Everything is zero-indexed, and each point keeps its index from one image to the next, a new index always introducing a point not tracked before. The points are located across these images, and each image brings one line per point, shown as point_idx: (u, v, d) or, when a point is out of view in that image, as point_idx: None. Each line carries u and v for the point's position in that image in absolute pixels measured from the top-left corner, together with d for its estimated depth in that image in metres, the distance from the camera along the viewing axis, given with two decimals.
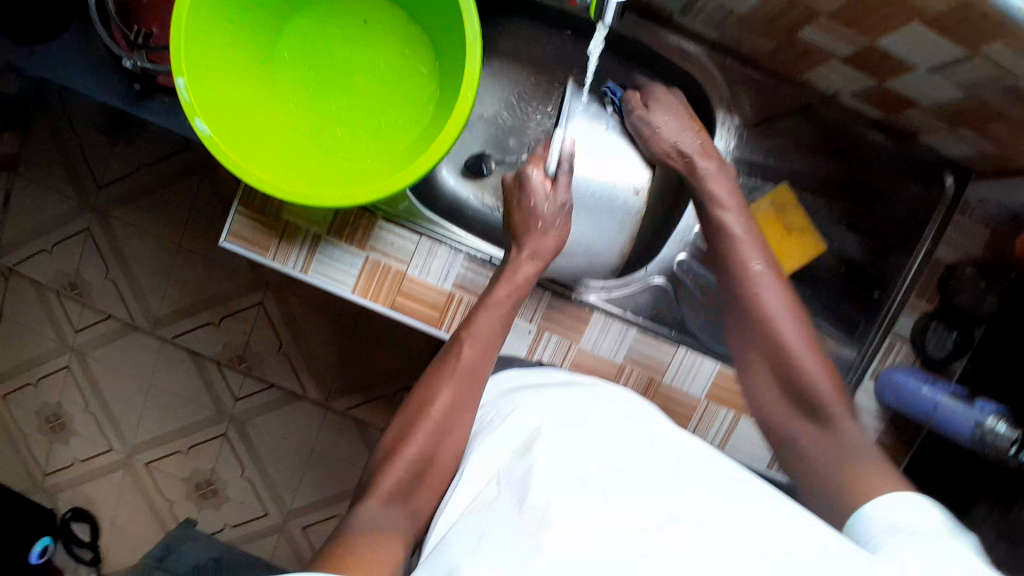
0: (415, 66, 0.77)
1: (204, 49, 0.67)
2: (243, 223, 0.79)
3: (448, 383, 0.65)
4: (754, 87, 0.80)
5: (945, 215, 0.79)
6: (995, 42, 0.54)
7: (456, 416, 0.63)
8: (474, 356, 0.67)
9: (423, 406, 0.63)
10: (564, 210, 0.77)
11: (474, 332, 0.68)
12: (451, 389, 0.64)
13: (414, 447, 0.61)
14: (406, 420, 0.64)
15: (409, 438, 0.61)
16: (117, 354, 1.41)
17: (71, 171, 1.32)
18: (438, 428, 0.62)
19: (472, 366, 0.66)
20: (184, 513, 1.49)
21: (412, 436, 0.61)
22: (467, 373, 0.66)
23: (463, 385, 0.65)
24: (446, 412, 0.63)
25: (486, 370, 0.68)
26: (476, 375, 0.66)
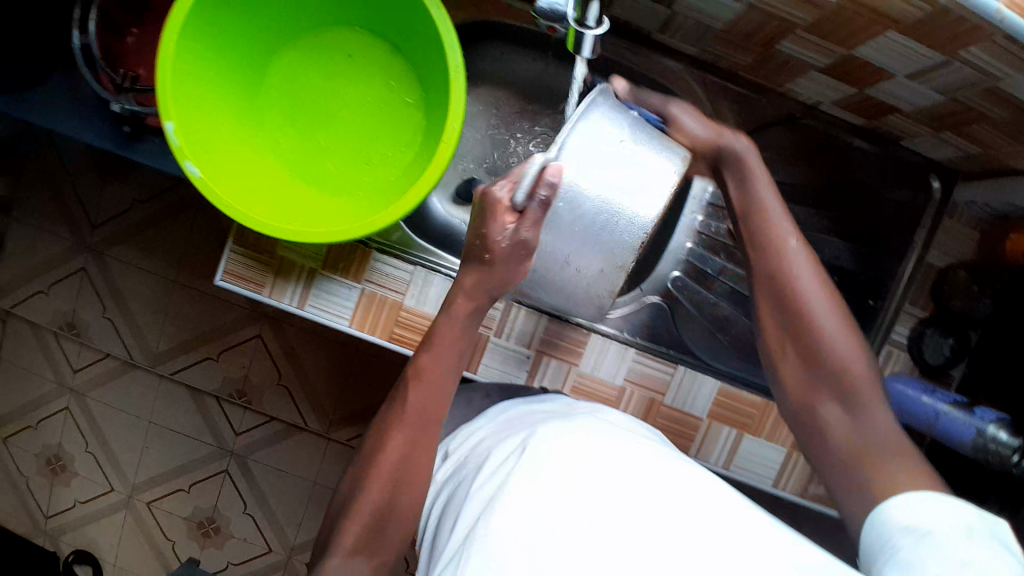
0: (400, 97, 0.78)
1: (189, 91, 0.68)
2: (238, 261, 0.78)
3: (395, 431, 0.61)
4: (736, 100, 0.80)
5: (935, 218, 0.79)
6: (971, 47, 0.55)
7: (414, 458, 0.61)
8: (423, 398, 0.63)
9: (373, 454, 0.60)
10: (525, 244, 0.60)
11: (420, 371, 0.64)
12: (403, 433, 0.61)
13: (370, 498, 0.58)
14: (363, 464, 0.61)
15: (364, 485, 0.59)
16: (116, 393, 1.41)
17: (66, 212, 1.34)
18: (391, 478, 0.59)
19: (421, 403, 0.63)
20: (187, 552, 1.47)
21: (365, 489, 0.59)
22: (416, 416, 0.62)
23: (414, 428, 0.62)
24: (404, 456, 0.60)
25: (439, 409, 0.64)
26: (427, 416, 0.63)
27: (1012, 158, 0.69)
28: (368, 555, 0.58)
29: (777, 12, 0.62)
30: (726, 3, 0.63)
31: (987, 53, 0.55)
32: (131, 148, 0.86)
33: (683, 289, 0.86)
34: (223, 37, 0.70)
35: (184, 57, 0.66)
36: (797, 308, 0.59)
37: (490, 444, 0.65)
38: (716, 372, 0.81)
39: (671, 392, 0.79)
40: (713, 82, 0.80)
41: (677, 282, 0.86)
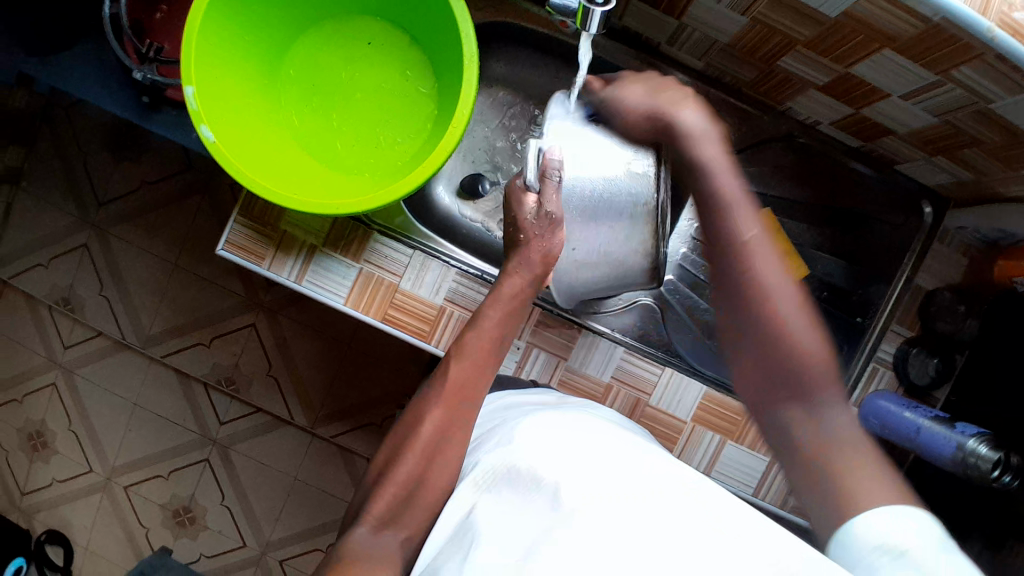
0: (414, 86, 0.80)
1: (211, 61, 0.70)
2: (242, 232, 0.80)
3: (437, 406, 0.63)
4: (737, 115, 0.83)
5: (923, 245, 0.82)
6: (962, 67, 0.58)
7: (451, 433, 0.63)
8: (462, 375, 0.66)
9: (412, 432, 0.62)
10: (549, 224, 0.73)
11: (461, 351, 0.67)
12: (442, 408, 0.63)
13: (403, 469, 0.60)
14: (398, 442, 0.63)
15: (401, 463, 0.61)
16: (105, 372, 1.41)
17: (74, 189, 1.36)
18: (427, 451, 0.61)
19: (462, 382, 0.65)
20: (159, 541, 1.45)
21: (403, 458, 0.61)
22: (455, 390, 0.65)
23: (453, 405, 0.64)
24: (435, 436, 0.62)
25: (476, 388, 0.66)
26: (465, 391, 0.65)
27: (999, 184, 0.71)
28: (395, 528, 0.57)
29: (779, 27, 0.65)
30: (733, 16, 0.66)
31: (977, 73, 0.58)
32: (149, 118, 0.89)
33: (677, 297, 0.90)
34: (250, 15, 0.73)
35: (211, 29, 0.69)
36: (775, 333, 0.54)
37: (486, 436, 0.64)
38: (703, 376, 0.83)
39: (657, 393, 0.81)
40: (716, 96, 0.82)
41: (671, 288, 0.90)
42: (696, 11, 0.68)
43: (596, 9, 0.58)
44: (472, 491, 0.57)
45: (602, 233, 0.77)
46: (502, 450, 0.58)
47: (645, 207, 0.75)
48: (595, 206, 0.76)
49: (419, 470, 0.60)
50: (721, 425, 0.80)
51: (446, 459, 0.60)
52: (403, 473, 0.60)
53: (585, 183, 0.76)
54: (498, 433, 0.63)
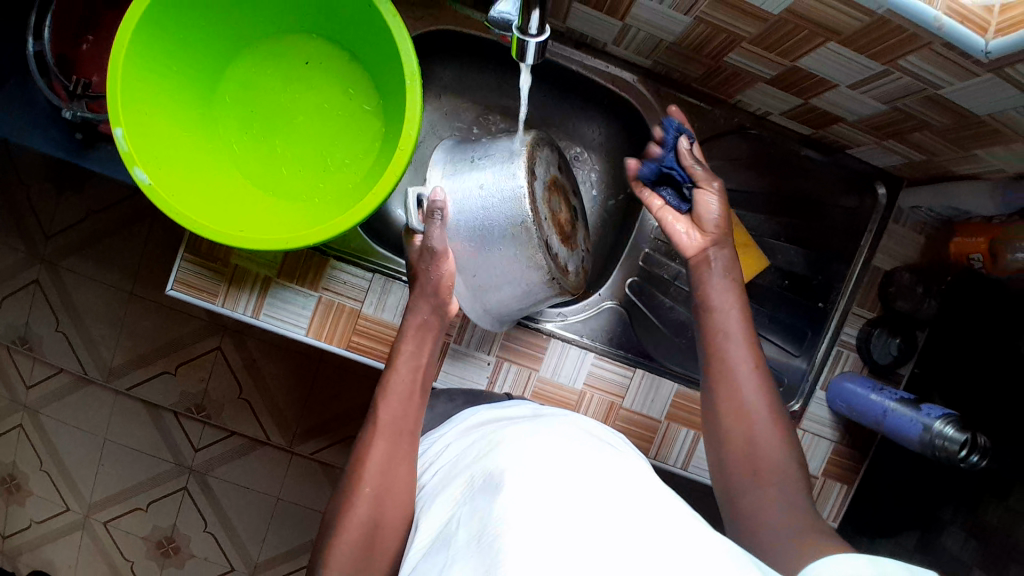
0: (358, 105, 0.78)
1: (139, 97, 0.67)
2: (191, 270, 0.77)
3: (376, 441, 0.63)
4: (690, 110, 0.82)
5: (881, 224, 0.82)
6: (910, 56, 0.58)
7: (395, 467, 0.62)
8: (395, 413, 0.65)
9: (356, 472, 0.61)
10: (479, 265, 0.70)
11: (392, 384, 0.67)
12: (381, 445, 0.63)
13: (358, 515, 0.58)
14: (343, 489, 0.61)
15: (349, 509, 0.59)
16: (71, 409, 1.37)
17: (18, 223, 1.30)
18: (378, 491, 0.59)
19: (399, 413, 0.66)
20: (145, 573, 1.43)
21: (354, 503, 0.59)
22: (393, 429, 0.64)
23: (393, 441, 0.64)
24: (382, 469, 0.61)
25: (411, 422, 0.66)
26: (401, 430, 0.65)
27: (952, 164, 0.72)
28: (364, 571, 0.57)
29: (725, 24, 0.64)
30: (677, 16, 0.65)
31: (924, 62, 0.58)
32: (83, 155, 0.85)
33: (639, 295, 0.86)
34: (175, 45, 0.69)
35: (134, 65, 0.66)
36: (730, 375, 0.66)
37: (461, 451, 0.63)
38: (672, 373, 0.83)
39: (629, 396, 0.81)
40: (667, 92, 0.81)
41: (633, 288, 0.87)
42: (640, 12, 0.67)
43: (532, 40, 0.57)
44: (447, 507, 0.56)
45: (490, 263, 0.69)
46: (479, 463, 0.57)
47: (524, 221, 0.67)
48: (478, 228, 0.68)
49: (372, 510, 0.59)
50: (693, 421, 0.81)
51: (399, 490, 0.61)
52: (356, 516, 0.58)
53: (472, 203, 0.68)
54: (472, 447, 0.62)
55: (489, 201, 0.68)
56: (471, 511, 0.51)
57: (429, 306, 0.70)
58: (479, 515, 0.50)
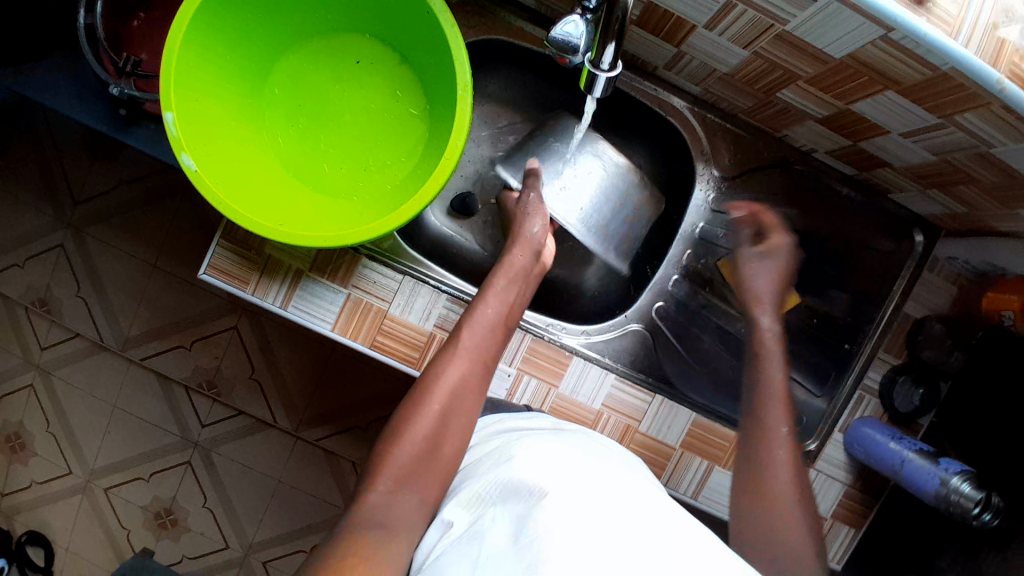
0: (405, 108, 0.78)
1: (192, 84, 0.67)
2: (225, 256, 0.78)
3: (452, 364, 0.67)
4: (734, 140, 0.81)
5: (914, 271, 0.82)
6: (968, 113, 0.57)
7: (461, 398, 0.66)
8: (474, 342, 0.69)
9: (428, 389, 0.65)
10: (595, 210, 0.83)
11: (474, 319, 0.70)
12: (456, 370, 0.66)
13: (421, 428, 0.62)
14: (413, 397, 0.65)
15: (412, 419, 0.62)
16: (84, 373, 1.38)
17: (49, 186, 1.31)
18: (444, 410, 0.64)
19: (475, 351, 0.68)
20: (141, 542, 1.43)
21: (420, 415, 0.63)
22: (469, 357, 0.68)
23: (466, 367, 0.67)
24: (453, 390, 0.65)
25: (487, 354, 0.70)
26: (477, 359, 0.68)
27: (993, 220, 0.71)
28: None
29: (782, 62, 0.63)
30: (735, 49, 0.65)
31: (982, 121, 0.57)
32: (128, 132, 0.85)
33: (665, 319, 0.86)
34: (230, 33, 0.69)
35: (190, 50, 0.66)
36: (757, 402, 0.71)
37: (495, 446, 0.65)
38: (691, 402, 0.82)
39: (646, 420, 0.81)
40: (713, 121, 0.81)
41: (660, 313, 0.86)
42: (697, 40, 0.67)
43: (602, 74, 0.60)
44: (468, 503, 0.57)
45: (606, 209, 0.84)
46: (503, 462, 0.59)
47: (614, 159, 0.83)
48: (585, 203, 0.83)
49: (434, 430, 0.62)
50: (707, 451, 0.81)
51: (460, 416, 0.64)
52: (419, 429, 0.62)
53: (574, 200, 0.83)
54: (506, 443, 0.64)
55: (584, 181, 0.83)
56: (500, 518, 0.53)
57: (528, 252, 0.75)
58: (508, 517, 0.52)
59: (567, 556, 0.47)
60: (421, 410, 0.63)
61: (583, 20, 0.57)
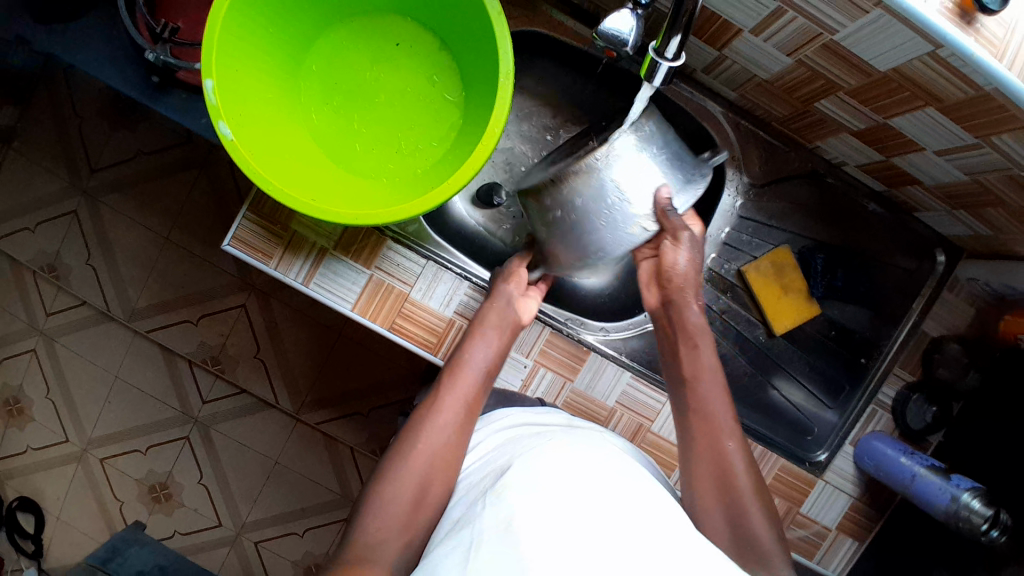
0: (441, 93, 0.78)
1: (233, 53, 0.67)
2: (250, 229, 0.78)
3: (440, 411, 0.67)
4: (765, 148, 0.82)
5: (934, 290, 0.82)
6: (1005, 134, 0.58)
7: (451, 447, 0.65)
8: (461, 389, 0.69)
9: (417, 435, 0.65)
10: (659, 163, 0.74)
11: (462, 366, 0.71)
12: (444, 417, 0.66)
13: (411, 478, 0.62)
14: (401, 444, 0.65)
15: (402, 467, 0.63)
16: (87, 342, 1.37)
17: (65, 151, 1.30)
18: (434, 458, 0.64)
19: (470, 389, 0.69)
20: (133, 515, 1.42)
21: (411, 464, 0.63)
22: (457, 403, 0.68)
23: (454, 414, 0.67)
24: (442, 436, 0.65)
25: (477, 401, 0.70)
26: (467, 406, 0.69)
27: (1019, 245, 0.71)
28: None
29: (825, 72, 0.64)
30: (779, 55, 0.66)
31: (1017, 143, 0.58)
32: (156, 99, 0.85)
33: None
34: (275, 6, 0.69)
35: (234, 19, 0.66)
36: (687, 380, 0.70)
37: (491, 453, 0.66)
38: None
39: (659, 420, 0.81)
40: (746, 128, 0.81)
41: None
42: (740, 44, 0.67)
43: (665, 63, 0.57)
44: (463, 507, 0.58)
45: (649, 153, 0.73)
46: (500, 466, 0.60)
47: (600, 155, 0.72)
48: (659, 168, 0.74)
49: (424, 479, 0.62)
50: None
51: (450, 463, 0.64)
52: (410, 479, 0.62)
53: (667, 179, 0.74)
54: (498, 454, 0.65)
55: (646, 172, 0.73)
56: (497, 508, 0.51)
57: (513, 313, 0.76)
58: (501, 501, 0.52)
59: (555, 548, 0.46)
60: (418, 443, 0.64)
61: (634, 16, 0.58)
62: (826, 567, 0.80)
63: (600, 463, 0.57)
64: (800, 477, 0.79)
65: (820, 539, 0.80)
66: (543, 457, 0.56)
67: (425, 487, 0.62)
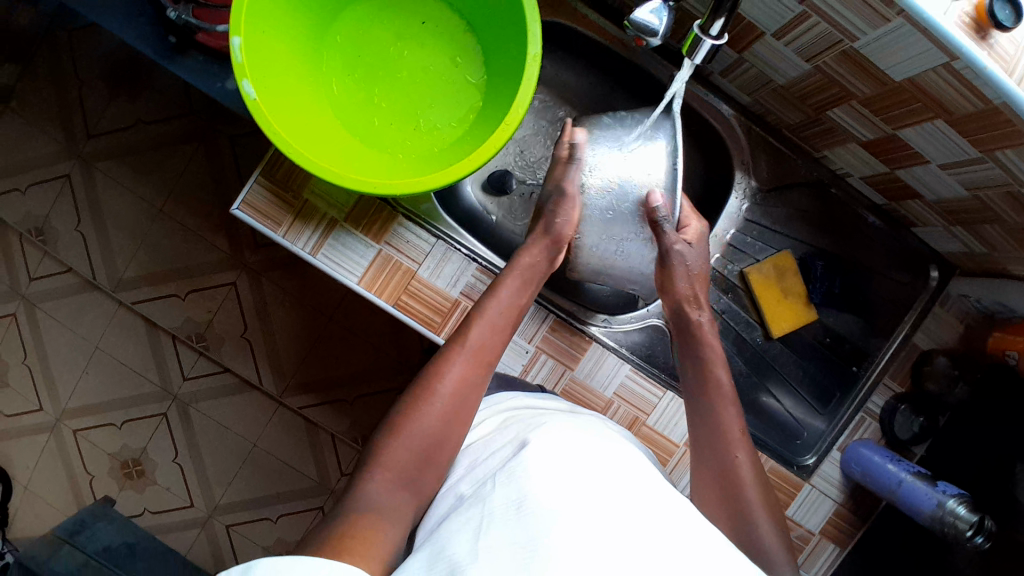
0: (463, 75, 0.79)
1: (264, 16, 0.68)
2: (261, 194, 0.77)
3: (456, 360, 0.67)
4: (773, 153, 0.85)
5: (924, 306, 0.85)
6: (1008, 149, 0.60)
7: (464, 397, 0.66)
8: (481, 338, 0.70)
9: (431, 383, 0.66)
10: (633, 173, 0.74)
11: (483, 316, 0.71)
12: (459, 366, 0.67)
13: (423, 425, 0.63)
14: (415, 391, 0.66)
15: (415, 413, 0.63)
16: (70, 310, 1.34)
17: (64, 114, 1.28)
18: (448, 407, 0.65)
19: (486, 341, 0.70)
20: (103, 491, 1.38)
21: (423, 411, 0.64)
22: (474, 353, 0.69)
23: (469, 363, 0.68)
24: (456, 385, 0.66)
25: (493, 352, 0.70)
26: (483, 356, 0.69)
27: (1011, 263, 0.74)
28: (386, 518, 0.56)
29: (841, 79, 0.67)
30: (798, 61, 0.68)
31: (1019, 158, 0.60)
32: (173, 60, 0.85)
33: None
34: None
35: None
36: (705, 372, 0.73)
37: (502, 423, 0.67)
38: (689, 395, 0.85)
39: (655, 414, 0.82)
40: (757, 134, 0.85)
41: None
42: (760, 48, 0.70)
43: (709, 41, 0.58)
44: (466, 487, 0.58)
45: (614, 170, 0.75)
46: (506, 446, 0.59)
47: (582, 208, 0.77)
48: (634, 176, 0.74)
49: (437, 427, 0.63)
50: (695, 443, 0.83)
51: (462, 414, 0.65)
52: (422, 424, 0.63)
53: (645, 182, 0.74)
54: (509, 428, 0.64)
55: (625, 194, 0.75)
56: (506, 491, 0.50)
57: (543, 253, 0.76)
58: (512, 482, 0.51)
59: (568, 529, 0.45)
60: (433, 390, 0.65)
61: (664, 6, 0.60)
62: (807, 570, 0.81)
63: (608, 453, 0.56)
64: (788, 482, 0.79)
65: (803, 542, 0.80)
66: (553, 442, 0.55)
67: (426, 457, 0.62)
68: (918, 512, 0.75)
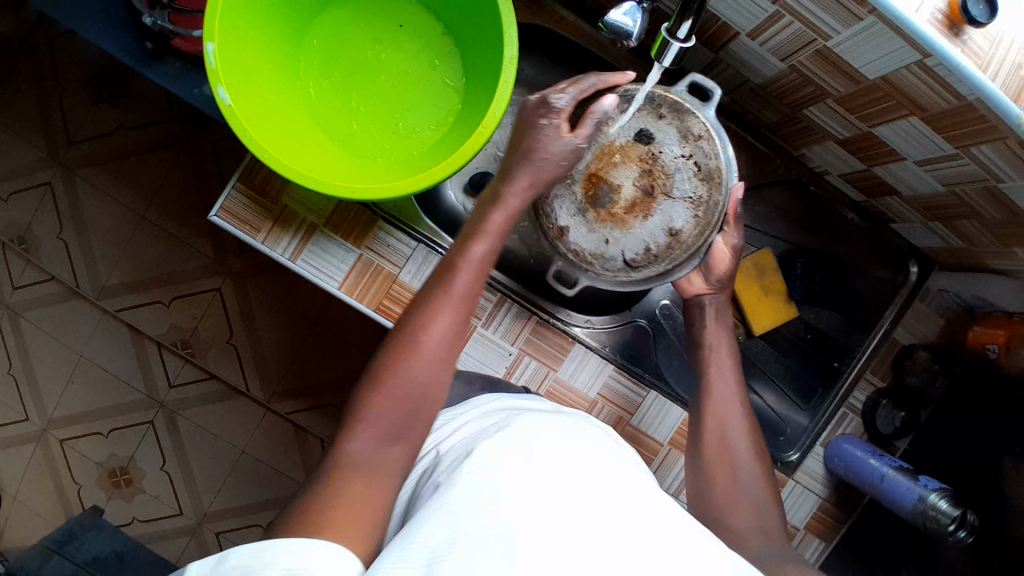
0: (442, 78, 0.78)
1: (238, 21, 0.67)
2: (239, 200, 0.77)
3: (442, 307, 0.60)
4: (752, 151, 0.86)
5: (906, 300, 0.86)
6: (984, 145, 0.60)
7: (450, 344, 0.60)
8: (468, 283, 0.63)
9: (415, 331, 0.59)
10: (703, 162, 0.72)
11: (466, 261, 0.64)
12: (445, 315, 0.60)
13: (407, 376, 0.57)
14: (395, 341, 0.59)
15: (400, 362, 0.57)
16: (54, 318, 1.33)
17: (44, 122, 1.27)
18: (434, 356, 0.58)
19: (472, 288, 0.63)
20: (91, 501, 1.37)
21: (407, 361, 0.57)
22: (459, 298, 0.61)
23: (454, 311, 0.61)
24: (441, 333, 0.60)
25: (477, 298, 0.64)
26: (467, 302, 0.62)
27: (988, 257, 0.75)
28: None
29: (816, 78, 0.67)
30: (773, 60, 0.69)
31: (994, 154, 0.61)
32: (150, 66, 0.84)
33: (668, 318, 0.90)
34: None
35: None
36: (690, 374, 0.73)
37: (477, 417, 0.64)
38: (672, 394, 0.86)
39: (640, 413, 0.82)
40: (736, 132, 0.86)
41: (664, 310, 0.90)
42: (737, 47, 0.71)
43: (677, 43, 0.58)
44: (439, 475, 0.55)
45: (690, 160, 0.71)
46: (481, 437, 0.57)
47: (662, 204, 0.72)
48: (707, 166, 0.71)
49: (423, 377, 0.57)
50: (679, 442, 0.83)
51: (446, 355, 0.59)
52: (404, 374, 0.57)
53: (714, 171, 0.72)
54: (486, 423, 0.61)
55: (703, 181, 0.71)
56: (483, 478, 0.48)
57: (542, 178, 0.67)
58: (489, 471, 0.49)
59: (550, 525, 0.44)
60: (418, 338, 0.58)
61: (638, 8, 0.60)
62: None
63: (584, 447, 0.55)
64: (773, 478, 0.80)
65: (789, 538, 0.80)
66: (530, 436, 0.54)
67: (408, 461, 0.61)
68: (902, 507, 0.75)
